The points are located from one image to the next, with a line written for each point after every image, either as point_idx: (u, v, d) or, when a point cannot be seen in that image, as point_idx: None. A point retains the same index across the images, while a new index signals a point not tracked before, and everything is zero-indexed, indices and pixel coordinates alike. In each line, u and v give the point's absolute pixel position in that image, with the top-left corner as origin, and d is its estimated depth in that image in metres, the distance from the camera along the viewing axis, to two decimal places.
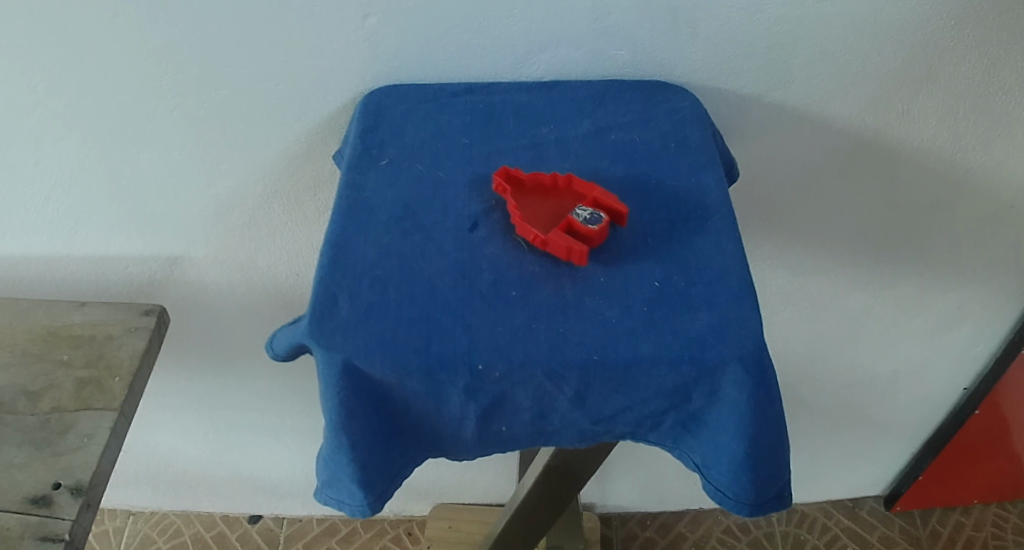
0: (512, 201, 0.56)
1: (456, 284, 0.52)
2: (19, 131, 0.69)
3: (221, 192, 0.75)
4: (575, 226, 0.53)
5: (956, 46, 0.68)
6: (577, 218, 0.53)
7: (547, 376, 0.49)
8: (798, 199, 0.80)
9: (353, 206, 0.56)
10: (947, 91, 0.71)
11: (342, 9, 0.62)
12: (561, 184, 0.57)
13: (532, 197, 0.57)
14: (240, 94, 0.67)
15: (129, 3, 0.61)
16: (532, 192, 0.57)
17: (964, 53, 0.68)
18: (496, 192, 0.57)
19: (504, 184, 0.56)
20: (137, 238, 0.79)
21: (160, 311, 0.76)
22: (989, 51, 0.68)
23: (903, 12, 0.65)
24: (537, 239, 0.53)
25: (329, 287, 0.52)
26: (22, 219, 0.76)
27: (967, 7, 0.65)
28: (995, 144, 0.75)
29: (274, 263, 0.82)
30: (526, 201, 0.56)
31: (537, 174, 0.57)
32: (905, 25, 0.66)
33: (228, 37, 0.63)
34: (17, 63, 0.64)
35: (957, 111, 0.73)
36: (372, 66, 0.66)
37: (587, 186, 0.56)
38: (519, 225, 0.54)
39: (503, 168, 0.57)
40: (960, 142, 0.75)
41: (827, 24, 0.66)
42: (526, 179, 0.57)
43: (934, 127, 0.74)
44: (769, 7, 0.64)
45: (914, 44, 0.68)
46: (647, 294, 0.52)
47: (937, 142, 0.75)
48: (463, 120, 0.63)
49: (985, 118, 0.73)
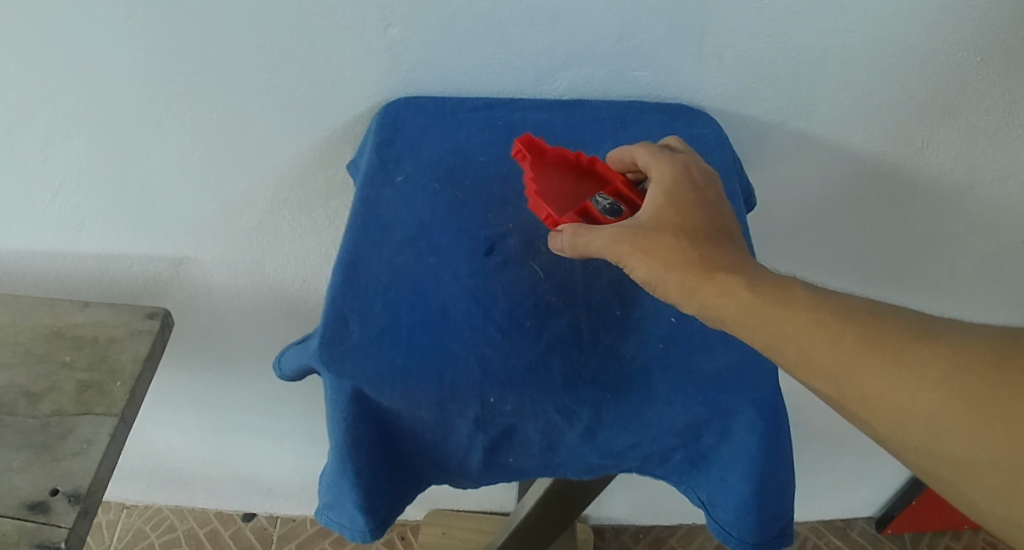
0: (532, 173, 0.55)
1: (469, 312, 0.51)
2: (28, 127, 0.67)
3: (230, 196, 0.74)
4: (592, 213, 0.53)
5: (980, 81, 0.66)
6: (595, 205, 0.53)
7: (559, 411, 0.50)
8: (813, 225, 0.80)
9: (367, 223, 0.55)
10: (966, 127, 0.69)
11: (364, 18, 0.61)
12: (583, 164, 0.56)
13: (550, 171, 0.56)
14: (254, 98, 0.66)
15: (145, 5, 0.60)
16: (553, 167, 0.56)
17: (987, 89, 0.66)
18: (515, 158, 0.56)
19: (525, 153, 0.55)
20: (143, 237, 0.78)
21: (164, 314, 0.75)
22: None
23: (929, 44, 0.64)
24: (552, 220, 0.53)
25: (341, 309, 0.51)
26: (27, 214, 0.75)
27: (995, 42, 0.63)
28: (1012, 179, 0.74)
29: (282, 268, 0.81)
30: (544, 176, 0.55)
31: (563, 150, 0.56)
32: (931, 58, 0.65)
33: (245, 42, 0.62)
34: (28, 60, 0.62)
35: (975, 147, 0.71)
36: (391, 77, 0.65)
37: (609, 172, 0.55)
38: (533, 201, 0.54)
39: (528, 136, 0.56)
40: (976, 177, 0.73)
41: (854, 54, 0.64)
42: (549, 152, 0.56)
43: (952, 159, 0.72)
44: (796, 35, 0.63)
45: (936, 77, 0.66)
46: (662, 330, 0.52)
47: (953, 176, 0.73)
48: (482, 138, 0.62)
49: (1004, 155, 0.71)
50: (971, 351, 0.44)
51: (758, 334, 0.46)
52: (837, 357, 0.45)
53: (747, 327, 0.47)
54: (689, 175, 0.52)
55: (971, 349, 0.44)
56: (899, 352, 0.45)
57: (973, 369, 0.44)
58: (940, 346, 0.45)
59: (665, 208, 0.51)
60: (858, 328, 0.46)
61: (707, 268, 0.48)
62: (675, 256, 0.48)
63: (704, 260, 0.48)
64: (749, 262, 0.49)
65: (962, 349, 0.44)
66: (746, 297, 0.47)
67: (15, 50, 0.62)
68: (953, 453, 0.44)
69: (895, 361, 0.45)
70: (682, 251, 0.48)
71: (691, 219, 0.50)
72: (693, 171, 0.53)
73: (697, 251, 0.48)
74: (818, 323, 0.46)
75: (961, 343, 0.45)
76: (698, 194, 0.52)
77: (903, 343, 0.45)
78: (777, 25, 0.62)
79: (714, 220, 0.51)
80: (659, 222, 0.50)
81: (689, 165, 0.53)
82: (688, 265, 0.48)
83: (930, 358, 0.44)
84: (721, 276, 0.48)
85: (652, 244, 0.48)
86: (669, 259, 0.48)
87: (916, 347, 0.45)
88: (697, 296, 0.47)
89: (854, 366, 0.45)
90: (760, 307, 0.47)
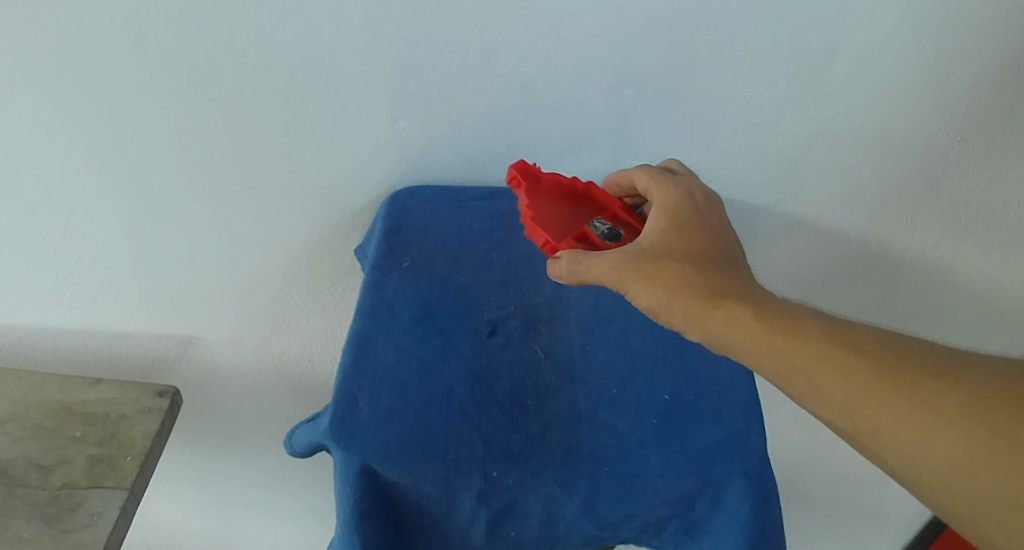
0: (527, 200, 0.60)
1: (473, 391, 0.57)
2: (49, 212, 0.69)
3: (242, 276, 0.77)
4: (592, 238, 0.59)
5: (960, 163, 0.71)
6: (595, 231, 0.60)
7: (558, 483, 0.55)
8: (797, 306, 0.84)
9: (375, 306, 0.59)
10: (947, 207, 0.75)
11: (375, 112, 0.66)
12: (578, 190, 0.62)
13: (546, 196, 0.61)
14: (269, 185, 0.70)
15: (170, 98, 0.63)
16: (547, 193, 0.61)
17: (968, 168, 0.72)
18: (510, 184, 0.61)
19: (521, 180, 0.60)
20: (154, 316, 0.80)
21: (174, 391, 0.77)
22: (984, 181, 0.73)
23: (908, 131, 0.69)
24: (549, 246, 0.58)
25: (351, 389, 0.54)
26: (40, 294, 0.76)
27: (972, 128, 0.69)
28: (993, 253, 0.79)
29: (287, 348, 0.83)
30: (539, 202, 0.61)
31: (557, 177, 0.62)
32: (913, 143, 0.70)
33: (263, 132, 0.66)
34: (53, 147, 0.65)
35: (957, 225, 0.76)
36: (400, 166, 0.69)
37: (603, 199, 0.62)
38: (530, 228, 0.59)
39: (522, 163, 0.61)
40: (959, 252, 0.79)
41: (840, 137, 0.70)
42: (542, 179, 0.61)
43: (935, 237, 0.77)
44: (782, 123, 0.69)
45: (918, 162, 0.71)
46: (656, 407, 0.58)
47: (938, 251, 0.79)
48: (485, 224, 0.64)
49: (984, 230, 0.77)
50: (966, 379, 0.50)
51: (760, 356, 0.53)
52: (840, 381, 0.51)
53: (750, 349, 0.53)
54: (690, 201, 0.59)
55: (974, 389, 0.50)
56: (911, 386, 0.50)
57: (968, 395, 0.49)
58: (948, 385, 0.50)
59: (667, 236, 0.58)
60: (860, 353, 0.51)
61: (711, 294, 0.54)
62: (677, 282, 0.55)
63: (706, 286, 0.55)
64: (750, 287, 0.56)
65: (962, 377, 0.50)
66: (748, 323, 0.53)
67: (40, 139, 0.64)
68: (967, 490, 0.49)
69: (904, 397, 0.50)
70: (684, 277, 0.55)
71: (691, 245, 0.57)
72: (696, 194, 0.60)
73: (699, 278, 0.55)
74: (829, 356, 0.52)
75: (966, 383, 0.50)
76: (698, 220, 0.58)
77: (903, 368, 0.51)
78: (766, 115, 0.68)
79: (715, 245, 0.58)
80: (660, 249, 0.57)
81: (692, 189, 0.60)
82: (691, 291, 0.54)
83: (929, 382, 0.50)
84: (725, 303, 0.54)
85: (654, 271, 0.55)
86: (671, 285, 0.55)
87: (925, 386, 0.50)
88: (699, 319, 0.54)
89: (855, 388, 0.51)
90: (767, 335, 0.53)
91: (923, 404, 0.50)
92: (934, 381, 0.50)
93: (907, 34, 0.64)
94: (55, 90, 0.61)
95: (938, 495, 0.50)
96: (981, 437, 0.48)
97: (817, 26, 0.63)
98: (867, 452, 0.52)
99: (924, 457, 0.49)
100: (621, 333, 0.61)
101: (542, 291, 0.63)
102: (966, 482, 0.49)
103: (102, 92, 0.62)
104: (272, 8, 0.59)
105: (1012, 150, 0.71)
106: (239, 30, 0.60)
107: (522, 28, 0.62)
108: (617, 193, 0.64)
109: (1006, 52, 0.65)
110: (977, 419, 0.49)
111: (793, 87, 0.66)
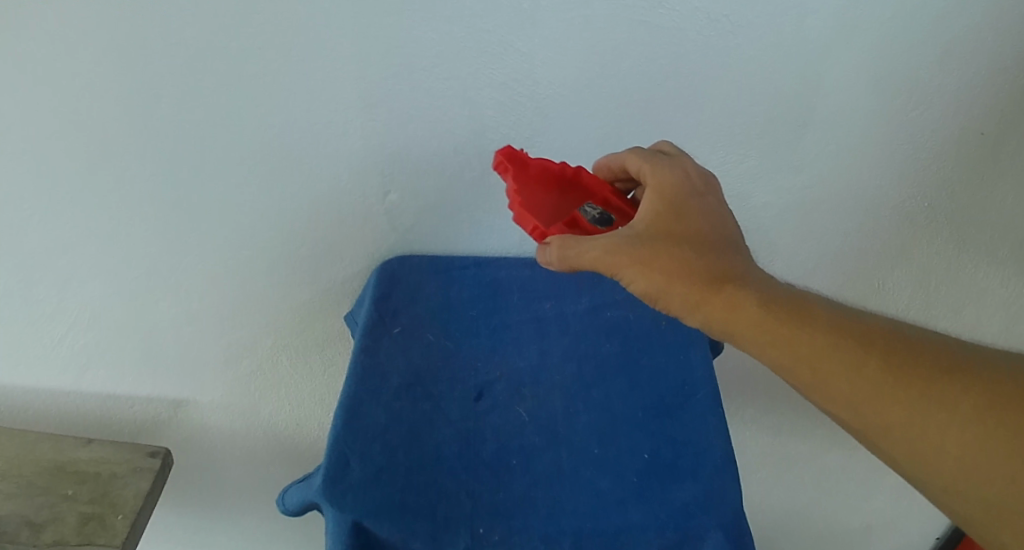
0: (514, 184, 0.61)
1: (461, 451, 0.60)
2: (43, 277, 0.71)
3: (233, 341, 0.79)
4: (581, 222, 0.60)
5: (928, 229, 0.78)
6: (584, 215, 0.60)
7: (543, 539, 0.57)
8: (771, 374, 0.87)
9: (367, 371, 0.63)
10: (918, 269, 0.81)
11: (368, 186, 0.69)
12: (568, 175, 0.63)
13: (534, 181, 0.62)
14: (264, 252, 0.73)
15: (170, 168, 0.65)
16: (534, 177, 0.62)
17: (935, 232, 0.78)
18: (498, 169, 0.63)
19: (508, 167, 0.62)
20: (145, 379, 0.81)
21: (165, 453, 0.79)
22: (933, 246, 0.79)
23: (874, 202, 0.75)
24: (537, 231, 0.59)
25: (342, 450, 0.58)
26: (29, 359, 0.77)
27: (936, 198, 0.75)
28: (964, 312, 0.85)
29: (277, 411, 0.85)
30: (527, 187, 0.62)
31: (545, 162, 0.63)
32: (882, 211, 0.76)
33: (258, 201, 0.69)
34: (51, 215, 0.67)
35: (929, 285, 0.82)
36: (391, 237, 0.73)
37: (593, 184, 0.63)
38: (518, 213, 0.60)
39: (509, 148, 0.63)
40: (931, 311, 0.84)
41: (811, 205, 0.75)
42: (530, 164, 0.63)
43: (908, 298, 0.83)
44: (755, 195, 0.74)
45: (888, 229, 0.78)
46: (637, 465, 0.61)
47: (910, 311, 0.84)
48: (471, 293, 0.70)
49: (955, 290, 0.83)
50: (971, 372, 0.51)
51: (760, 342, 0.54)
52: (842, 369, 0.52)
53: (750, 336, 0.54)
54: (686, 181, 0.58)
55: (982, 392, 0.50)
56: (919, 384, 0.51)
57: (974, 390, 0.50)
58: (954, 386, 0.50)
59: (663, 219, 0.57)
60: (867, 347, 0.52)
61: (711, 280, 0.55)
62: (674, 267, 0.55)
63: (706, 272, 0.55)
64: (752, 271, 0.56)
65: (972, 378, 0.50)
66: (749, 308, 0.54)
67: (40, 208, 0.66)
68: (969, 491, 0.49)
69: (909, 394, 0.51)
70: (682, 262, 0.55)
71: (688, 228, 0.57)
72: (693, 175, 0.59)
73: (697, 262, 0.55)
74: (836, 348, 0.52)
75: (973, 385, 0.50)
76: (695, 201, 0.58)
77: (910, 359, 0.52)
78: (740, 189, 0.73)
79: (714, 227, 0.57)
80: (655, 233, 0.56)
81: (688, 171, 0.59)
82: (690, 277, 0.55)
83: (933, 375, 0.51)
84: (725, 289, 0.54)
85: (649, 258, 0.55)
86: (667, 271, 0.55)
87: (932, 385, 0.50)
88: (698, 306, 0.54)
89: (857, 376, 0.52)
90: (773, 325, 0.53)
91: (929, 397, 0.50)
92: (940, 374, 0.51)
93: (864, 113, 0.69)
94: (56, 161, 0.63)
95: (939, 493, 0.51)
96: (989, 435, 0.49)
97: (781, 106, 0.68)
98: (871, 445, 0.53)
99: (927, 451, 0.50)
100: (603, 397, 0.65)
101: (525, 356, 0.67)
102: (972, 483, 0.49)
103: (106, 163, 0.64)
104: (275, 87, 0.62)
105: (970, 217, 0.77)
106: (241, 106, 0.63)
107: (507, 108, 0.67)
108: (608, 177, 0.64)
109: (954, 130, 0.70)
110: (984, 417, 0.49)
111: (764, 161, 0.72)
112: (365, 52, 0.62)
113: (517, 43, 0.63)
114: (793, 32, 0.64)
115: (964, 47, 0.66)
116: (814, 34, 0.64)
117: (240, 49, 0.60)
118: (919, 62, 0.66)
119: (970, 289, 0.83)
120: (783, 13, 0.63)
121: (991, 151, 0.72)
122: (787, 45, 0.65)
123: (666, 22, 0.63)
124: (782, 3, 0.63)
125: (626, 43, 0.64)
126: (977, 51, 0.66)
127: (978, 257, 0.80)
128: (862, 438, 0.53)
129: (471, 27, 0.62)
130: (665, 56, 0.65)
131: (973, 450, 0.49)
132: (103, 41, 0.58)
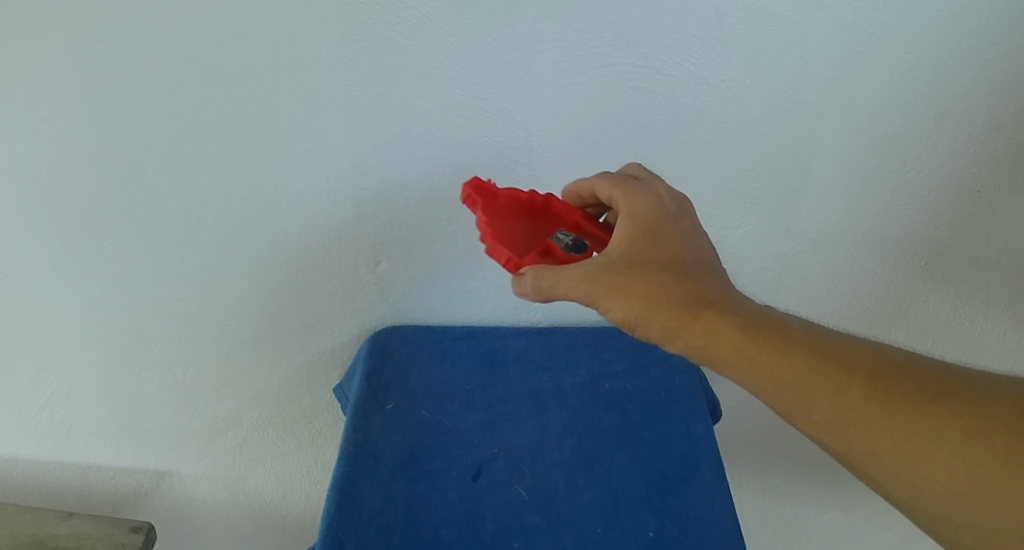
0: (484, 217, 0.58)
1: (459, 534, 0.58)
2: (22, 347, 0.68)
3: (220, 411, 0.76)
4: (557, 252, 0.58)
5: (924, 289, 0.77)
6: (559, 244, 0.58)
7: None
8: (766, 434, 0.86)
9: (361, 450, 0.62)
10: (915, 327, 0.80)
11: (359, 257, 0.68)
12: (538, 204, 0.61)
13: (502, 212, 0.60)
14: (251, 321, 0.71)
15: (155, 237, 0.64)
16: (504, 209, 0.60)
17: (932, 290, 0.77)
18: (465, 202, 0.60)
19: (475, 198, 0.59)
20: (128, 450, 0.78)
21: (148, 527, 0.75)
22: (928, 305, 0.79)
23: (868, 264, 0.75)
24: (512, 262, 0.56)
25: (336, 534, 0.57)
26: (4, 431, 0.74)
27: (931, 259, 0.75)
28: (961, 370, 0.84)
29: (262, 484, 0.82)
30: (497, 218, 0.59)
31: (513, 192, 0.60)
32: (879, 271, 0.76)
33: (246, 269, 0.67)
34: (31, 285, 0.65)
35: (928, 343, 0.81)
36: (381, 306, 0.72)
37: (563, 210, 0.61)
38: (490, 245, 0.57)
39: (477, 181, 0.60)
40: None
41: (807, 268, 0.75)
42: (498, 195, 0.60)
43: None
44: (751, 259, 0.74)
45: (883, 290, 0.77)
46: (641, 543, 0.59)
47: None
48: (465, 367, 0.70)
49: (953, 349, 0.82)
50: (961, 395, 0.47)
51: (743, 369, 0.50)
52: (830, 398, 0.48)
53: (732, 362, 0.51)
54: (660, 206, 0.56)
55: (971, 415, 0.46)
56: (909, 409, 0.47)
57: (961, 414, 0.46)
58: (945, 411, 0.46)
59: (638, 246, 0.55)
60: (855, 372, 0.49)
61: (690, 306, 0.52)
62: (651, 293, 0.52)
63: (685, 298, 0.52)
64: (733, 297, 0.53)
65: (961, 400, 0.47)
66: (729, 333, 0.51)
67: (20, 278, 0.64)
68: (963, 519, 0.45)
69: (898, 421, 0.47)
70: (658, 288, 0.53)
71: (665, 253, 0.54)
72: (666, 199, 0.57)
73: (675, 288, 0.53)
74: (824, 377, 0.49)
75: (964, 407, 0.46)
76: (670, 227, 0.56)
77: (897, 383, 0.48)
78: (734, 254, 0.73)
79: (691, 252, 0.55)
80: (631, 260, 0.54)
81: (661, 194, 0.57)
82: (667, 304, 0.52)
83: (919, 398, 0.47)
84: (703, 315, 0.52)
85: (626, 285, 0.53)
86: (644, 298, 0.52)
87: (920, 409, 0.47)
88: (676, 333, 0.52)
89: (842, 403, 0.48)
90: (757, 352, 0.50)
91: (917, 422, 0.46)
92: (927, 398, 0.47)
93: (860, 177, 0.69)
94: (39, 229, 0.62)
95: (935, 523, 0.46)
96: (980, 460, 0.45)
97: (777, 170, 0.68)
98: (863, 477, 0.49)
99: (913, 477, 0.46)
100: (604, 472, 0.63)
101: (523, 433, 0.66)
102: (959, 508, 0.45)
103: (88, 230, 0.63)
104: (264, 155, 0.61)
105: (964, 275, 0.76)
106: (228, 175, 0.62)
107: (501, 174, 0.66)
108: (577, 204, 0.62)
109: (949, 192, 0.70)
110: (969, 439, 0.45)
111: (759, 226, 0.72)
112: (357, 119, 0.61)
113: (512, 111, 0.62)
114: (790, 96, 0.64)
115: (958, 109, 0.65)
116: (810, 99, 0.64)
117: (228, 116, 0.59)
118: (914, 125, 0.66)
119: (968, 347, 0.81)
120: (779, 80, 0.63)
121: (986, 210, 0.72)
122: (784, 109, 0.64)
123: (662, 88, 0.63)
124: (779, 68, 0.62)
125: (623, 108, 0.63)
126: (971, 114, 0.66)
127: (973, 316, 0.79)
128: (852, 470, 0.49)
129: (466, 95, 0.61)
130: (661, 122, 0.65)
131: (959, 474, 0.45)
132: (88, 108, 0.57)
